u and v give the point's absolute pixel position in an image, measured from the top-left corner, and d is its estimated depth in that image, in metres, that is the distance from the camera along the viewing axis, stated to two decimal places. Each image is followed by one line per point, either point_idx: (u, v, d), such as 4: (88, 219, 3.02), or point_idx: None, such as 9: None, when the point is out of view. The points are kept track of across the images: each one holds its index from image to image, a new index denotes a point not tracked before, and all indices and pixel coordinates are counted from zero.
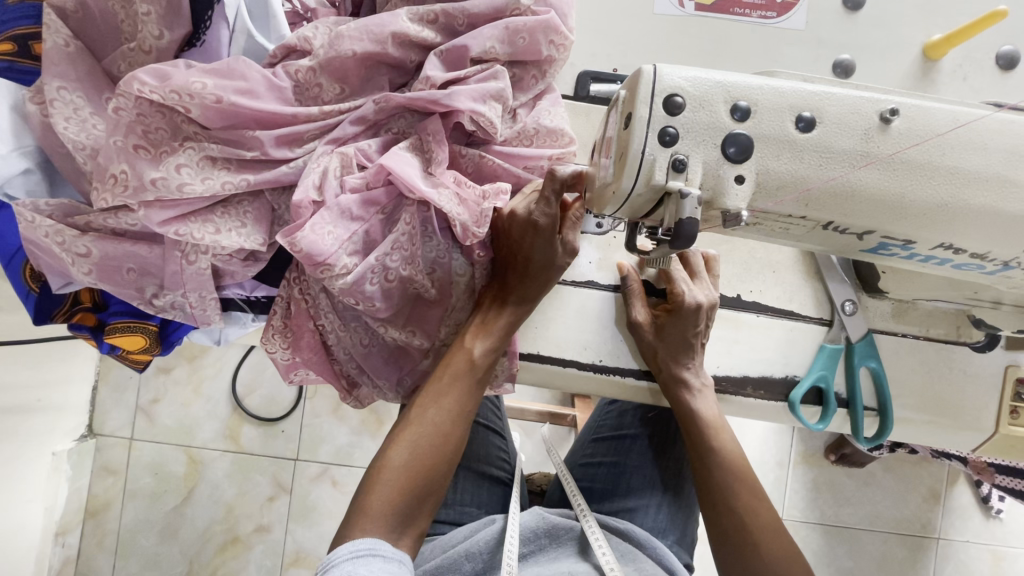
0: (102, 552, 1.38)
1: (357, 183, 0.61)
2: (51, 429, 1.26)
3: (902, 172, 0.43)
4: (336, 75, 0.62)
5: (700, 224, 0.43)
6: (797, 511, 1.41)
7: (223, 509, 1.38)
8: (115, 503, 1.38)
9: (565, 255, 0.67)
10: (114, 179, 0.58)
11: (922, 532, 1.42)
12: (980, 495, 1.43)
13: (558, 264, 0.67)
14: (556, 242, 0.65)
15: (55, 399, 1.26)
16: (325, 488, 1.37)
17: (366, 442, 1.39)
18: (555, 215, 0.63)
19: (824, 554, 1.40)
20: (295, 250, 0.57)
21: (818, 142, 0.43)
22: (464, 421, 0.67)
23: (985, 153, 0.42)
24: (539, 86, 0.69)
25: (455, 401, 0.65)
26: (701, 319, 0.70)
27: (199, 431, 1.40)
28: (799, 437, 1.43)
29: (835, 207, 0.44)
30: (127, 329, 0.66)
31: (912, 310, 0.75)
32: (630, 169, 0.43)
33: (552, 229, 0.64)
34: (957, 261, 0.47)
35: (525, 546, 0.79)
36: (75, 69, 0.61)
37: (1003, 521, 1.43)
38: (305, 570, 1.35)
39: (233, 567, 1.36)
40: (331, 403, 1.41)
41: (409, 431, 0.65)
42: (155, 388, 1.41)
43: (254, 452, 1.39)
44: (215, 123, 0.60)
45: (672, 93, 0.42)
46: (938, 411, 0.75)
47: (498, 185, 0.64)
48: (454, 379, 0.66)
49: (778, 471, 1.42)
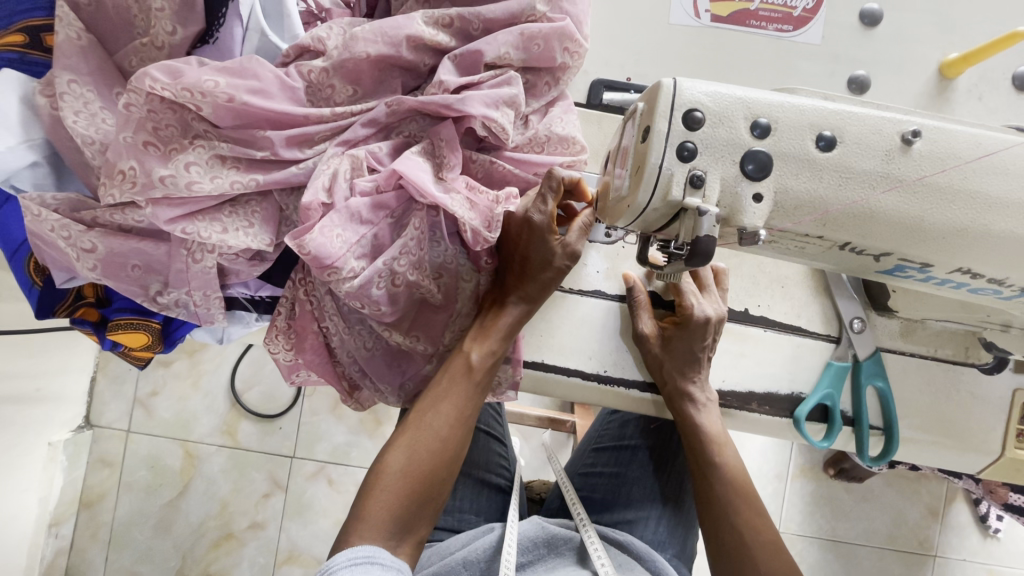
0: (95, 544, 1.37)
1: (368, 186, 0.60)
2: (47, 420, 1.26)
3: (923, 195, 0.41)
4: (350, 77, 0.61)
5: (717, 241, 0.40)
6: (794, 525, 1.40)
7: (218, 504, 1.37)
8: (109, 495, 1.38)
9: (564, 256, 0.65)
10: (122, 175, 0.56)
11: (921, 549, 1.42)
12: (979, 514, 1.42)
13: (557, 266, 0.65)
14: (553, 242, 0.65)
15: (52, 390, 1.26)
16: (321, 487, 1.37)
17: (364, 442, 1.39)
18: (551, 213, 0.64)
19: (821, 568, 1.40)
20: (303, 253, 0.56)
21: (838, 163, 0.40)
22: (464, 425, 0.66)
23: (1007, 179, 0.40)
24: (551, 93, 0.69)
25: (454, 405, 0.65)
26: (709, 333, 0.70)
27: (196, 425, 1.39)
28: (798, 450, 1.43)
29: (852, 227, 0.42)
30: (128, 326, 0.63)
31: (921, 329, 0.75)
32: (646, 184, 0.41)
33: (546, 228, 0.64)
34: (974, 286, 0.45)
35: (524, 555, 0.78)
36: (86, 62, 0.61)
37: (1001, 540, 1.43)
38: (298, 569, 1.35)
39: (225, 563, 1.35)
40: (330, 402, 1.40)
41: (407, 434, 0.64)
42: (154, 381, 1.41)
43: (251, 449, 1.38)
44: (226, 121, 0.58)
45: (692, 108, 0.40)
46: (944, 431, 0.75)
47: (510, 189, 0.63)
48: (453, 382, 0.65)
49: (776, 484, 1.41)
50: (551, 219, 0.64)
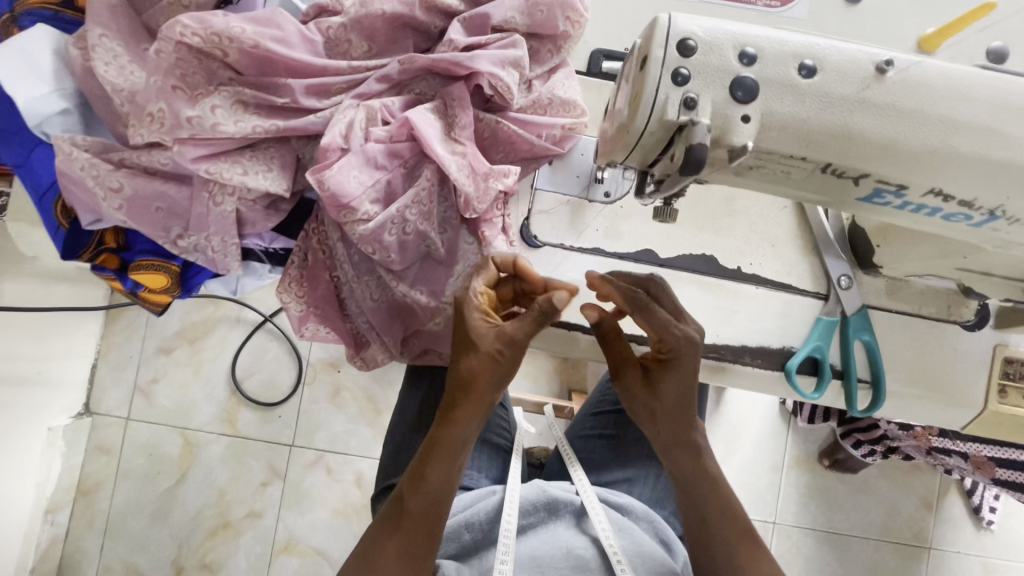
0: (90, 533, 1.37)
1: (382, 135, 0.64)
2: (47, 405, 1.28)
3: (898, 118, 0.44)
4: (366, 33, 0.65)
5: (708, 150, 0.44)
6: (789, 516, 1.42)
7: (215, 492, 1.38)
8: (107, 484, 1.39)
9: (495, 338, 0.63)
10: (151, 116, 0.59)
11: (915, 541, 1.44)
12: (971, 506, 1.44)
13: (484, 346, 0.63)
14: (478, 321, 0.64)
15: (53, 374, 1.29)
16: (319, 476, 1.38)
17: (362, 431, 1.40)
18: (476, 291, 0.67)
19: (816, 560, 1.42)
20: (322, 189, 0.60)
21: (820, 88, 0.44)
22: (434, 516, 0.61)
23: (972, 104, 0.44)
24: (554, 60, 0.74)
25: (421, 492, 0.61)
26: (688, 359, 0.67)
27: (195, 413, 1.41)
28: (793, 441, 1.45)
29: (834, 148, 0.45)
30: (149, 267, 0.67)
31: (905, 288, 0.79)
32: (643, 109, 0.45)
33: (463, 301, 0.65)
34: (947, 211, 0.48)
35: (525, 518, 0.80)
36: (116, 21, 0.64)
37: (994, 532, 1.45)
38: (295, 558, 1.35)
39: (222, 552, 1.36)
40: (329, 391, 1.42)
41: (375, 526, 0.62)
42: (155, 368, 1.42)
43: (249, 437, 1.40)
44: (250, 69, 0.62)
45: (685, 38, 0.44)
46: (928, 386, 0.78)
47: (505, 167, 0.68)
48: (425, 468, 0.62)
49: (771, 475, 1.44)
50: (475, 296, 0.66)
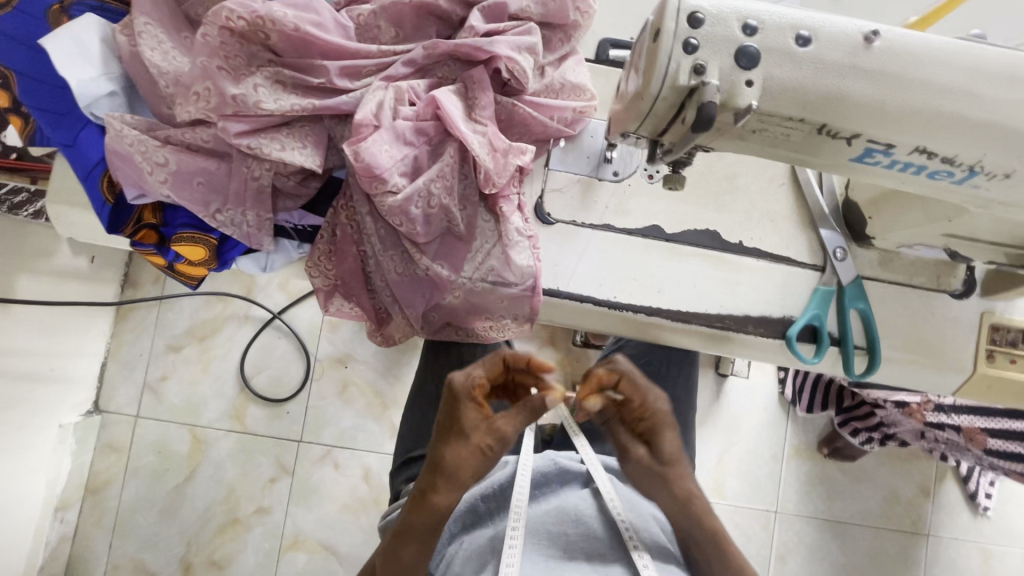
0: (98, 531, 1.39)
1: (409, 114, 0.69)
2: (58, 402, 1.30)
3: (884, 82, 0.49)
4: (393, 20, 0.70)
5: (717, 108, 0.49)
6: (790, 505, 1.46)
7: (224, 489, 1.39)
8: (116, 481, 1.40)
9: (486, 434, 0.66)
10: (197, 95, 0.65)
11: (913, 528, 1.47)
12: (967, 492, 1.48)
13: (478, 439, 0.66)
14: (474, 415, 0.66)
15: (64, 371, 1.31)
16: (328, 471, 1.40)
17: (370, 426, 1.42)
18: (473, 380, 0.69)
19: (817, 548, 1.45)
20: (357, 160, 0.66)
21: (814, 56, 0.50)
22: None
23: (950, 69, 0.49)
24: (564, 49, 0.79)
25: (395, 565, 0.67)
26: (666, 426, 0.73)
27: (204, 409, 1.43)
28: (792, 431, 1.49)
29: (827, 109, 0.51)
30: (190, 239, 0.73)
31: (897, 259, 0.84)
32: (656, 76, 0.50)
33: (466, 391, 0.68)
34: (931, 168, 0.53)
35: (536, 488, 0.82)
36: (158, 11, 0.69)
37: (990, 518, 1.49)
38: (304, 553, 1.37)
39: (230, 549, 1.37)
40: (337, 386, 1.44)
41: None
42: (165, 365, 1.44)
43: (258, 433, 1.42)
44: (288, 52, 0.68)
45: (694, 11, 0.49)
46: (921, 351, 0.83)
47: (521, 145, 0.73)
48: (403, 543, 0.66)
49: (771, 465, 1.47)
50: (474, 386, 0.68)
